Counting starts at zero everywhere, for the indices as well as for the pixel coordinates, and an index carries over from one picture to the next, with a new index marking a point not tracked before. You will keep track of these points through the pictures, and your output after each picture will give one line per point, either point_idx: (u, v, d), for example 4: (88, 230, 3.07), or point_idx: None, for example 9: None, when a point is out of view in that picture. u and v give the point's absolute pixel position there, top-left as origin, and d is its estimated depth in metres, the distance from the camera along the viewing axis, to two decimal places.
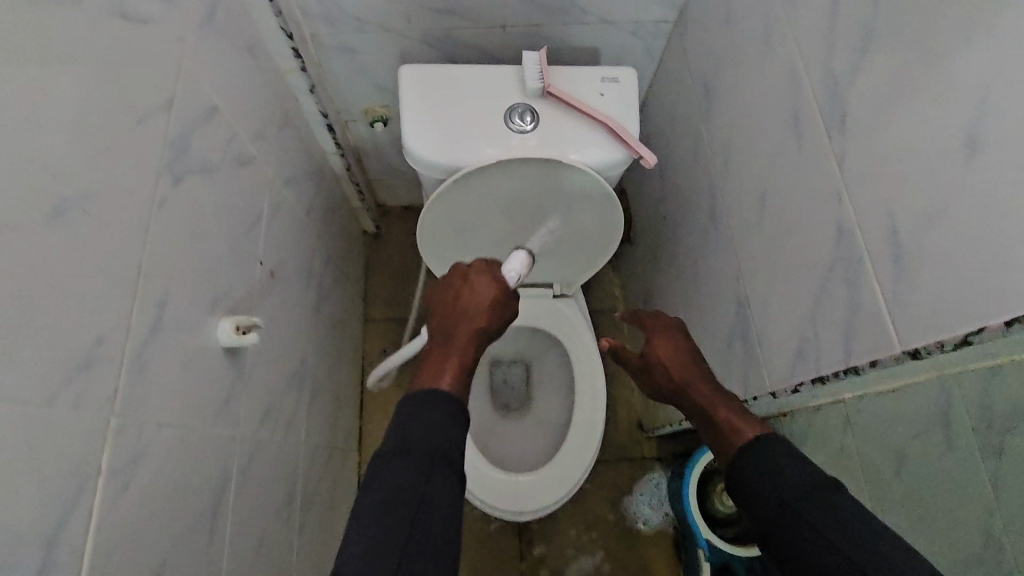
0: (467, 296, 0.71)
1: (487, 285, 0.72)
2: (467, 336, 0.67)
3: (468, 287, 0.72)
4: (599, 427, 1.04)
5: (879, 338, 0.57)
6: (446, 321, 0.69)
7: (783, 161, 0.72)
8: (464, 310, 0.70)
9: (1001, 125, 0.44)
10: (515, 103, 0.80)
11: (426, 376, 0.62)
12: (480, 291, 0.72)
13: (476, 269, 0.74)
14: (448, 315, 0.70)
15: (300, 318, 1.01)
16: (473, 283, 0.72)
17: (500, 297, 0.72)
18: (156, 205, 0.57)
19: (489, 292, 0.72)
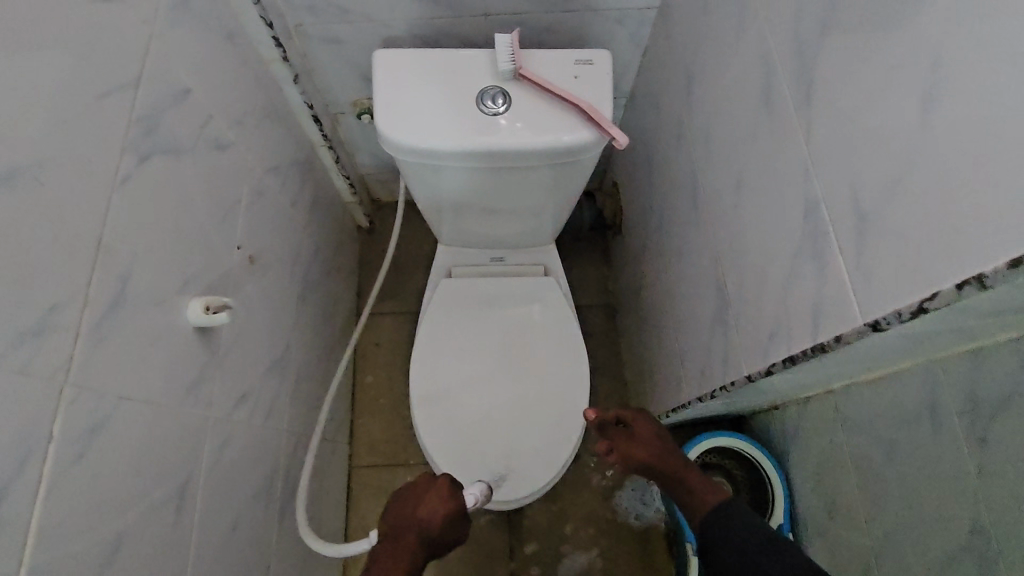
0: (424, 508, 0.83)
1: (440, 500, 0.85)
2: (414, 547, 0.80)
3: (422, 501, 0.84)
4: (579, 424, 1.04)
5: (843, 313, 0.57)
6: (401, 522, 0.83)
7: (756, 140, 0.72)
8: (419, 518, 0.82)
9: (954, 85, 0.42)
10: (489, 85, 0.80)
11: None
12: (435, 505, 0.84)
13: (434, 484, 0.86)
14: (406, 521, 0.82)
15: (283, 306, 1.02)
16: (430, 495, 0.85)
17: (452, 514, 0.84)
18: (119, 182, 0.58)
19: (442, 506, 0.84)
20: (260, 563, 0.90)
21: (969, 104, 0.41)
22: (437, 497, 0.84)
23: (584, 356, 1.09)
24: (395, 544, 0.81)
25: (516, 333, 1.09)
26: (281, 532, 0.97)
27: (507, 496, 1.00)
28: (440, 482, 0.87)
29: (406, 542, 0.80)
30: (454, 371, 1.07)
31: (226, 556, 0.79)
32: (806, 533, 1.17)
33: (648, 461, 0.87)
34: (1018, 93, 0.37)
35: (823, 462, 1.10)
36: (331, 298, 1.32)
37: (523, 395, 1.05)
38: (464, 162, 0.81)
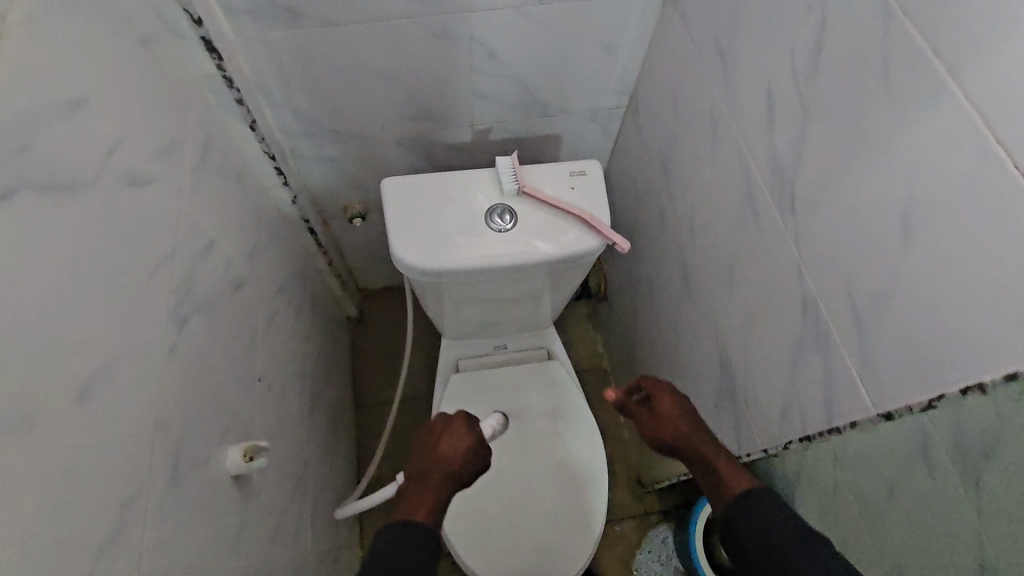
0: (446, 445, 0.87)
1: (459, 438, 0.88)
2: (441, 478, 0.82)
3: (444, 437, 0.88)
4: (599, 509, 1.06)
5: (856, 400, 0.64)
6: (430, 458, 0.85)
7: (744, 236, 0.80)
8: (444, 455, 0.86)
9: (930, 221, 0.50)
10: (494, 203, 0.86)
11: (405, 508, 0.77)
12: (457, 443, 0.88)
13: (451, 425, 0.90)
14: (430, 459, 0.85)
15: (301, 421, 1.02)
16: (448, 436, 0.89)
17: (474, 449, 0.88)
18: (168, 353, 0.60)
19: (462, 441, 0.88)
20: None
21: (948, 240, 0.49)
22: (456, 435, 0.89)
23: (597, 438, 1.12)
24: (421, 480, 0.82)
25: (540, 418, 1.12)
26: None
27: None
28: (458, 419, 0.91)
29: (435, 477, 0.82)
30: None
31: None
32: None
33: (670, 435, 0.82)
34: (992, 239, 0.45)
35: None
36: (336, 397, 1.31)
37: (542, 483, 1.07)
38: (478, 275, 0.86)
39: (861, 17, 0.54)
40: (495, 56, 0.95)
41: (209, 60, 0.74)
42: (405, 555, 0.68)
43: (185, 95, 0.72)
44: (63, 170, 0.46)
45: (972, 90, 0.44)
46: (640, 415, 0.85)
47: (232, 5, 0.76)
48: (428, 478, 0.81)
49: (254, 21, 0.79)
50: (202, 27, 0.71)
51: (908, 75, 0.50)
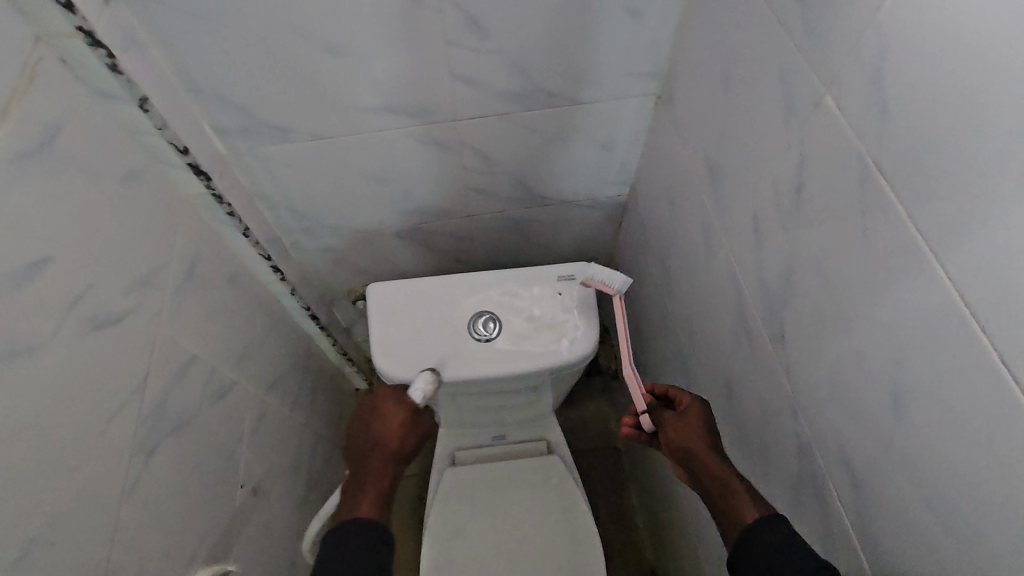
0: (378, 426, 0.71)
1: (393, 410, 0.73)
2: (381, 464, 0.69)
3: (376, 413, 0.72)
4: None
5: (855, 562, 0.57)
6: (361, 447, 0.71)
7: (740, 355, 0.75)
8: (376, 439, 0.70)
9: (916, 394, 0.45)
10: (478, 310, 0.84)
11: (344, 510, 0.65)
12: (389, 419, 0.72)
13: (380, 395, 0.74)
14: (367, 446, 0.70)
15: (290, 517, 1.00)
16: (383, 409, 0.73)
17: (410, 421, 0.73)
18: (127, 491, 0.60)
19: (399, 418, 0.72)
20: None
21: (937, 422, 0.43)
22: (396, 416, 0.72)
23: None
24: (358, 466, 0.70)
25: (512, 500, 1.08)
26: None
27: None
28: (382, 392, 0.74)
29: (375, 461, 0.69)
30: (462, 564, 1.03)
31: None
32: None
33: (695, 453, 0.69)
34: (979, 434, 0.39)
35: None
36: (339, 480, 1.30)
37: None
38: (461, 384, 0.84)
39: (839, 162, 0.50)
40: (487, 157, 0.95)
41: (197, 182, 0.76)
42: (340, 559, 0.59)
43: (171, 216, 0.74)
44: (7, 341, 0.47)
45: (956, 268, 0.40)
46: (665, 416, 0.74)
47: (225, 126, 0.79)
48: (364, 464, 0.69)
49: (246, 137, 0.81)
50: (188, 153, 0.73)
51: (889, 235, 0.45)
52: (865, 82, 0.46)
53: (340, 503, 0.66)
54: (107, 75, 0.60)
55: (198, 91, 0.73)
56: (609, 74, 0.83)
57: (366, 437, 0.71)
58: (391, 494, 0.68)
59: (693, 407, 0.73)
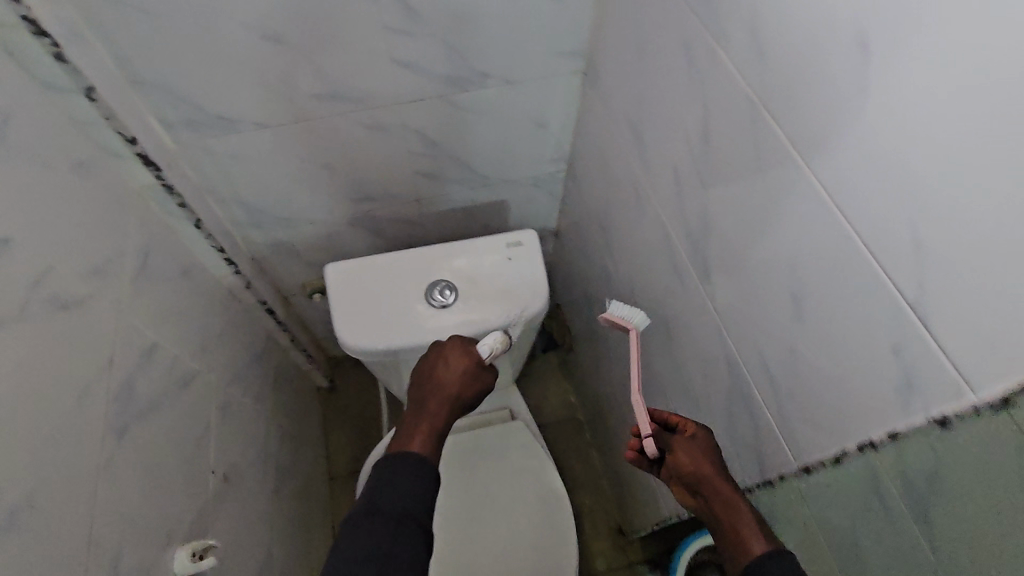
0: (443, 369, 0.77)
1: (457, 356, 0.78)
2: (438, 403, 0.73)
3: (442, 362, 0.78)
4: None
5: (780, 453, 0.66)
6: (423, 386, 0.76)
7: (674, 296, 0.84)
8: (438, 383, 0.76)
9: (807, 289, 0.54)
10: (435, 279, 0.90)
11: (397, 444, 0.69)
12: (451, 367, 0.78)
13: (450, 345, 0.80)
14: (426, 388, 0.76)
15: (262, 506, 1.01)
16: (448, 355, 0.79)
17: (472, 368, 0.78)
18: (101, 469, 0.61)
19: (461, 364, 0.77)
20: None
21: (823, 309, 0.52)
22: (458, 363, 0.78)
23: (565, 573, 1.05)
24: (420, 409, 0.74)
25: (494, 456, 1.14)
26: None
27: None
28: (454, 340, 0.81)
29: (433, 403, 0.74)
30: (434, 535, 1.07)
31: None
32: None
33: (708, 484, 0.64)
34: (853, 309, 0.48)
35: None
36: (307, 474, 1.31)
37: None
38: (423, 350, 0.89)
39: (733, 105, 0.59)
40: (430, 140, 1.00)
41: (148, 173, 0.80)
42: (389, 496, 0.62)
43: (121, 207, 0.75)
44: None
45: (818, 173, 0.49)
46: (672, 440, 0.69)
47: (170, 120, 0.81)
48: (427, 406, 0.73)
49: (192, 130, 0.83)
50: (136, 143, 0.76)
51: (774, 160, 0.54)
52: (745, 33, 0.54)
53: (393, 439, 0.71)
54: (56, 65, 0.65)
55: (141, 85, 0.75)
56: (537, 54, 0.90)
57: (435, 384, 0.75)
58: (443, 434, 0.73)
59: (701, 437, 0.69)
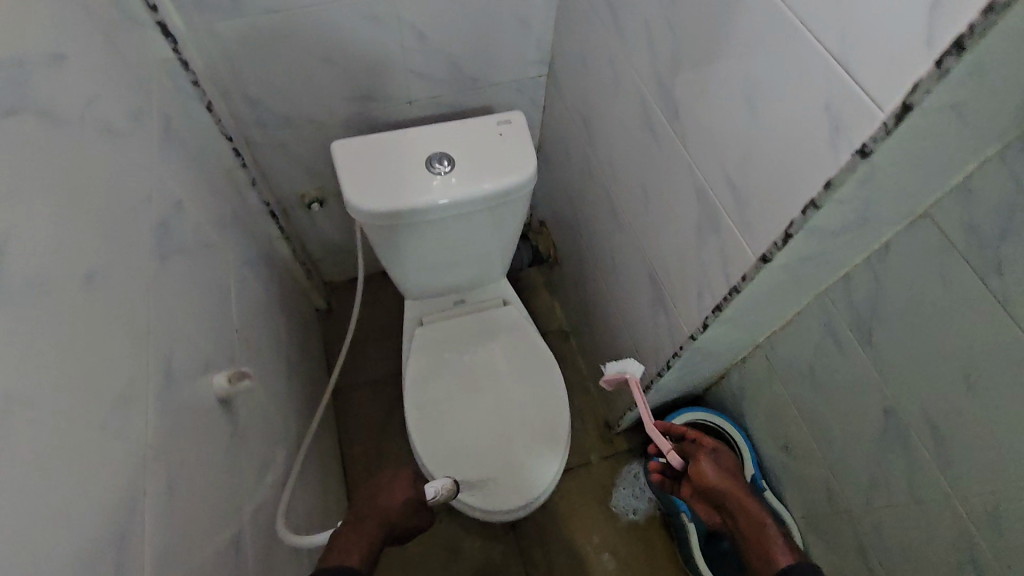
0: (385, 496, 0.96)
1: (398, 492, 0.98)
2: (375, 523, 0.92)
3: (384, 491, 0.97)
4: (555, 426, 1.16)
5: (741, 257, 0.77)
6: (359, 523, 0.92)
7: (649, 155, 0.94)
8: (382, 504, 0.95)
9: (758, 83, 0.64)
10: (432, 152, 0.98)
11: (340, 554, 0.84)
12: (393, 496, 0.96)
13: (397, 478, 1.00)
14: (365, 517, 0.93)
15: (277, 382, 1.09)
16: (389, 487, 0.98)
17: (411, 501, 0.97)
18: (154, 278, 0.68)
19: (403, 496, 0.98)
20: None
21: (771, 95, 0.63)
22: (396, 489, 0.98)
23: (542, 355, 1.23)
24: (357, 531, 0.90)
25: (477, 347, 1.22)
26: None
27: (510, 505, 1.10)
28: (400, 476, 1.00)
29: (367, 525, 0.91)
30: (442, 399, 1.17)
31: None
32: (775, 477, 1.35)
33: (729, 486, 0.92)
34: (793, 82, 0.59)
35: (769, 410, 1.30)
36: (310, 376, 1.39)
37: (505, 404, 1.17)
38: (421, 215, 0.97)
39: None
40: (422, 35, 1.08)
41: (166, 45, 0.88)
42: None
43: (145, 73, 0.81)
44: (51, 101, 0.56)
45: None
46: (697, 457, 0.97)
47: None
48: (366, 526, 0.90)
49: (201, 11, 0.90)
50: (155, 13, 0.85)
51: None
52: None
53: (331, 553, 0.84)
54: None
55: None
56: None
57: (382, 505, 0.94)
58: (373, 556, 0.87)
59: (724, 459, 0.96)
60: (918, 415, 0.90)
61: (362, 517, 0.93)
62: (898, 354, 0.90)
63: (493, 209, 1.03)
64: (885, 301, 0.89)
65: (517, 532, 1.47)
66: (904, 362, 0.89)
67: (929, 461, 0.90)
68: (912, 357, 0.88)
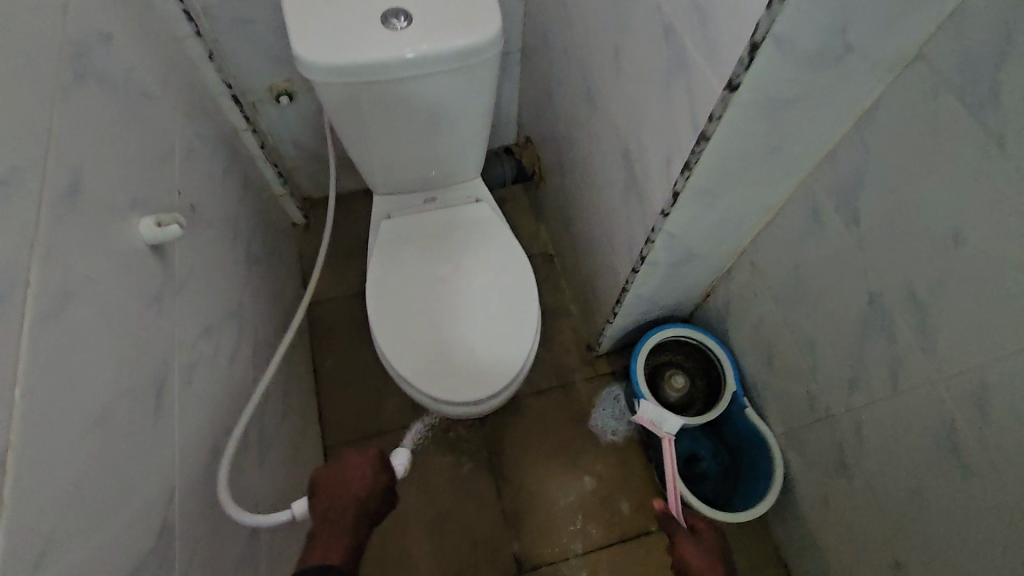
0: (348, 482, 0.91)
1: (354, 474, 0.93)
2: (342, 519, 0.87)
3: (341, 477, 0.92)
4: (524, 313, 1.12)
5: (710, 95, 0.70)
6: (335, 515, 0.88)
7: (622, 9, 0.86)
8: (342, 495, 0.90)
9: None
10: (389, 8, 0.91)
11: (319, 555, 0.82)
12: (352, 480, 0.92)
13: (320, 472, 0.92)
14: (337, 507, 0.88)
15: (232, 264, 1.05)
16: (318, 486, 0.91)
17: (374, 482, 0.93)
18: (60, 86, 0.63)
19: (366, 479, 0.93)
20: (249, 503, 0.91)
21: None
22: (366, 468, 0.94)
23: (509, 243, 1.18)
24: (334, 524, 0.87)
25: (445, 245, 1.17)
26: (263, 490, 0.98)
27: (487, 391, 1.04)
28: (360, 459, 0.95)
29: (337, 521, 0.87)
30: (404, 290, 1.12)
31: (211, 472, 0.80)
32: (758, 395, 1.28)
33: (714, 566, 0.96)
34: None
35: (751, 324, 1.23)
36: (278, 278, 1.35)
37: (472, 292, 1.12)
38: (376, 76, 0.91)
39: None
40: None
41: None
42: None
43: None
44: None
45: None
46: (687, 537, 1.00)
47: None
48: (340, 519, 0.87)
49: None
50: None
51: None
52: None
53: (312, 551, 0.83)
54: None
55: None
56: None
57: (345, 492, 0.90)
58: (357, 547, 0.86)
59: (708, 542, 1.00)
60: (903, 294, 0.83)
61: (325, 511, 0.88)
62: (884, 227, 0.83)
63: (455, 78, 0.96)
64: (873, 168, 0.82)
65: (489, 448, 1.43)
66: (891, 235, 0.82)
67: (914, 346, 0.84)
68: (899, 227, 0.81)
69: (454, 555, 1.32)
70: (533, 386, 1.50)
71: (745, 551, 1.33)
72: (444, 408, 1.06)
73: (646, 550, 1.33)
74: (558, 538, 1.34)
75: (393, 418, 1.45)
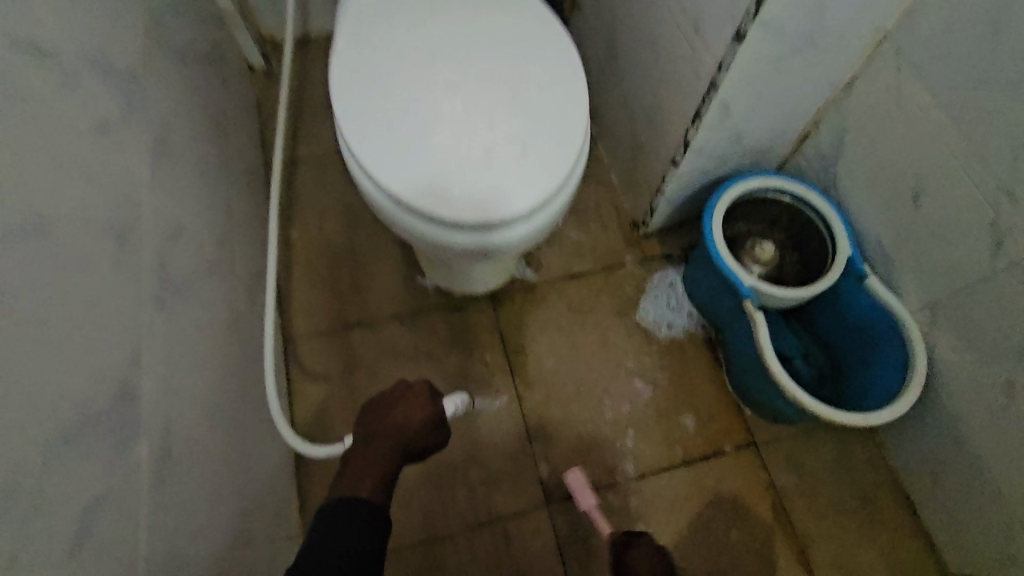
0: (404, 407, 0.73)
1: (416, 407, 0.73)
2: (388, 448, 0.69)
3: (401, 405, 0.73)
4: (572, 101, 0.77)
5: None
6: (370, 440, 0.70)
7: None
8: (388, 427, 0.71)
9: None
10: None
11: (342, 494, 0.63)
12: (412, 412, 0.73)
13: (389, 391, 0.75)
14: (384, 429, 0.71)
15: (104, 14, 0.67)
16: (393, 405, 0.73)
17: (433, 418, 0.73)
18: None
19: (422, 411, 0.73)
20: (119, 367, 0.54)
21: None
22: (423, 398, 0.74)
23: (541, 19, 0.83)
24: (368, 448, 0.70)
25: (448, 23, 0.81)
26: (164, 357, 0.62)
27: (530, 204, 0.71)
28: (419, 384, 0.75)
29: (373, 454, 0.68)
30: (391, 76, 0.77)
31: (12, 275, 0.44)
32: (881, 259, 0.93)
33: None
34: None
35: (882, 152, 0.87)
36: (208, 105, 0.97)
37: (494, 77, 0.77)
38: None
39: None
40: None
41: None
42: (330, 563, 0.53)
43: None
44: None
45: None
46: None
47: None
48: (377, 448, 0.68)
49: None
50: None
51: None
52: None
53: (339, 483, 0.65)
54: None
55: None
56: None
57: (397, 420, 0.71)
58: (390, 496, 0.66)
59: None
60: None
61: (373, 434, 0.71)
62: None
63: None
64: None
65: (506, 347, 1.07)
66: None
67: None
68: None
69: (462, 483, 0.97)
70: (562, 270, 1.13)
71: (848, 473, 1.01)
72: (467, 240, 0.72)
73: (719, 475, 1.00)
74: (601, 457, 1.00)
75: (376, 308, 1.09)
